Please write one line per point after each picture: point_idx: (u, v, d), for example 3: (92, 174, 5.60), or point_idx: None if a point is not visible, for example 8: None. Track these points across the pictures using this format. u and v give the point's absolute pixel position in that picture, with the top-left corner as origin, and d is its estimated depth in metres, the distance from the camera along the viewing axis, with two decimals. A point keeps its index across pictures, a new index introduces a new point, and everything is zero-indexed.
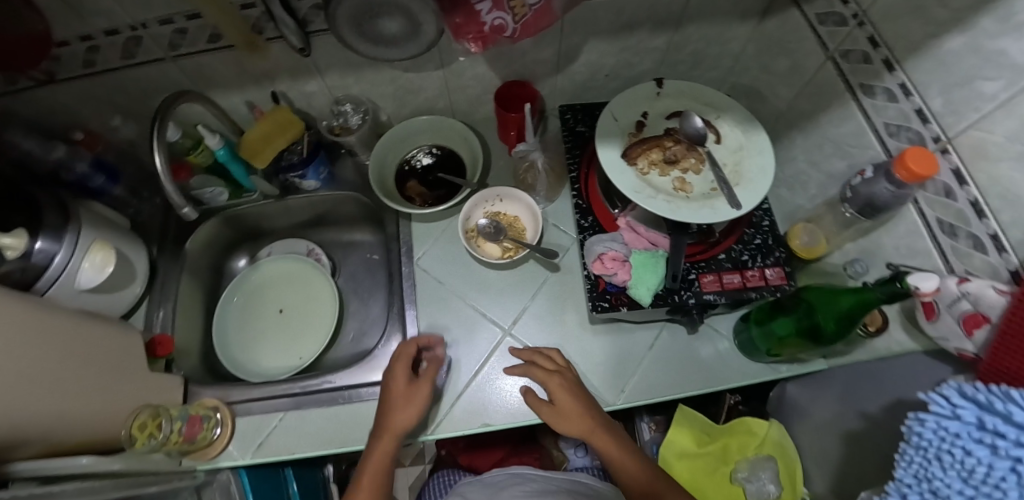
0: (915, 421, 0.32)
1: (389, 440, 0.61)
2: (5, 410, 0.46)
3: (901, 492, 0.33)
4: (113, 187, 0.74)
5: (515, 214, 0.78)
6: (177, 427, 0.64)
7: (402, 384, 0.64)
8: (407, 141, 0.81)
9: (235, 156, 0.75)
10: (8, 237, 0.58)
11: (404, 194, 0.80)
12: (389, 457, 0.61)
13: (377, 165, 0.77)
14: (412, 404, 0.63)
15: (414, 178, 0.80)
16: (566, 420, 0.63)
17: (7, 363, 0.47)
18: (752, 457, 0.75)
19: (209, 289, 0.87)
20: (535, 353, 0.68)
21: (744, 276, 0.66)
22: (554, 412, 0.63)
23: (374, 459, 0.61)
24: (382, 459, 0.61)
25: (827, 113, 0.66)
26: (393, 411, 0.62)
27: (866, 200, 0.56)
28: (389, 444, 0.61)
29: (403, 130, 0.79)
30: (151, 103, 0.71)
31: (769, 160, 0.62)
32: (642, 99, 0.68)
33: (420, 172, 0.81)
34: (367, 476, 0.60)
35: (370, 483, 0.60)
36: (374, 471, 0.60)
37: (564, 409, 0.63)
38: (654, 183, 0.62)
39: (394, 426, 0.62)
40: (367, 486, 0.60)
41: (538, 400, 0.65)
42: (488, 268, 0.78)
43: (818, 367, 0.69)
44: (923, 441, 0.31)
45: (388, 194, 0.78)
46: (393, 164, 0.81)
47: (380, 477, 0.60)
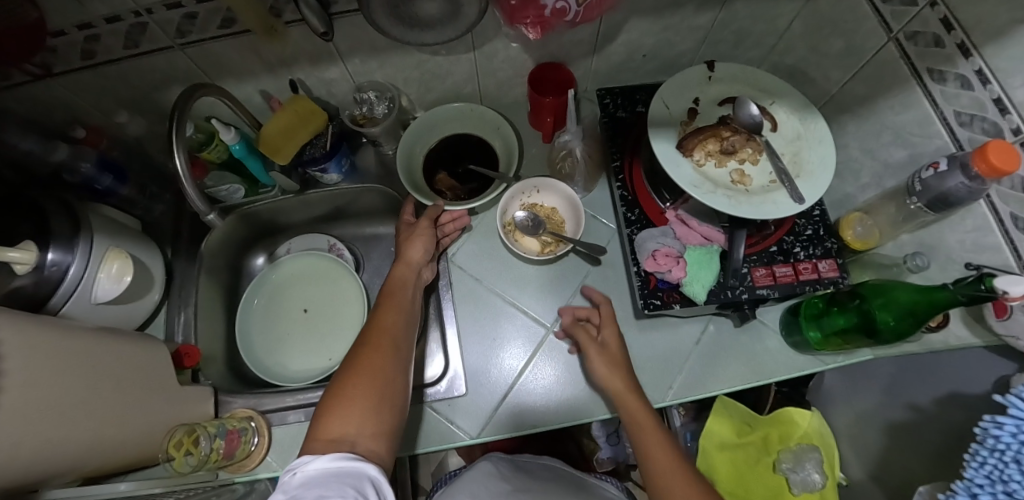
0: (995, 425, 0.38)
1: (404, 273, 0.65)
2: (36, 452, 0.44)
3: (970, 490, 0.39)
4: (122, 187, 0.71)
5: (553, 205, 0.74)
6: (216, 444, 0.62)
7: (405, 226, 0.71)
8: (434, 130, 0.76)
9: (252, 150, 0.70)
10: (16, 252, 0.55)
11: (435, 188, 0.75)
12: (404, 284, 0.64)
13: (405, 157, 0.73)
14: (416, 239, 0.68)
15: (443, 169, 0.76)
16: (609, 364, 0.61)
17: (31, 400, 0.43)
18: (796, 447, 0.79)
19: (228, 289, 0.84)
20: (606, 302, 0.68)
21: (796, 269, 0.64)
22: (603, 354, 0.62)
23: (395, 293, 0.62)
24: (399, 288, 0.63)
25: (886, 98, 0.64)
26: (405, 245, 0.68)
27: (937, 195, 0.54)
28: (403, 274, 0.65)
29: (434, 116, 0.74)
30: (157, 96, 0.66)
31: (830, 150, 0.59)
32: (694, 83, 0.64)
33: (449, 162, 0.76)
34: (387, 299, 0.61)
35: (395, 305, 0.60)
36: (393, 297, 0.61)
37: (614, 356, 0.62)
38: (710, 176, 0.59)
39: (406, 259, 0.67)
40: (391, 307, 0.60)
41: (589, 335, 0.65)
42: (525, 263, 0.75)
43: (862, 358, 0.66)
44: (1003, 445, 0.37)
45: (418, 188, 0.73)
46: (421, 153, 0.75)
47: (400, 300, 0.61)
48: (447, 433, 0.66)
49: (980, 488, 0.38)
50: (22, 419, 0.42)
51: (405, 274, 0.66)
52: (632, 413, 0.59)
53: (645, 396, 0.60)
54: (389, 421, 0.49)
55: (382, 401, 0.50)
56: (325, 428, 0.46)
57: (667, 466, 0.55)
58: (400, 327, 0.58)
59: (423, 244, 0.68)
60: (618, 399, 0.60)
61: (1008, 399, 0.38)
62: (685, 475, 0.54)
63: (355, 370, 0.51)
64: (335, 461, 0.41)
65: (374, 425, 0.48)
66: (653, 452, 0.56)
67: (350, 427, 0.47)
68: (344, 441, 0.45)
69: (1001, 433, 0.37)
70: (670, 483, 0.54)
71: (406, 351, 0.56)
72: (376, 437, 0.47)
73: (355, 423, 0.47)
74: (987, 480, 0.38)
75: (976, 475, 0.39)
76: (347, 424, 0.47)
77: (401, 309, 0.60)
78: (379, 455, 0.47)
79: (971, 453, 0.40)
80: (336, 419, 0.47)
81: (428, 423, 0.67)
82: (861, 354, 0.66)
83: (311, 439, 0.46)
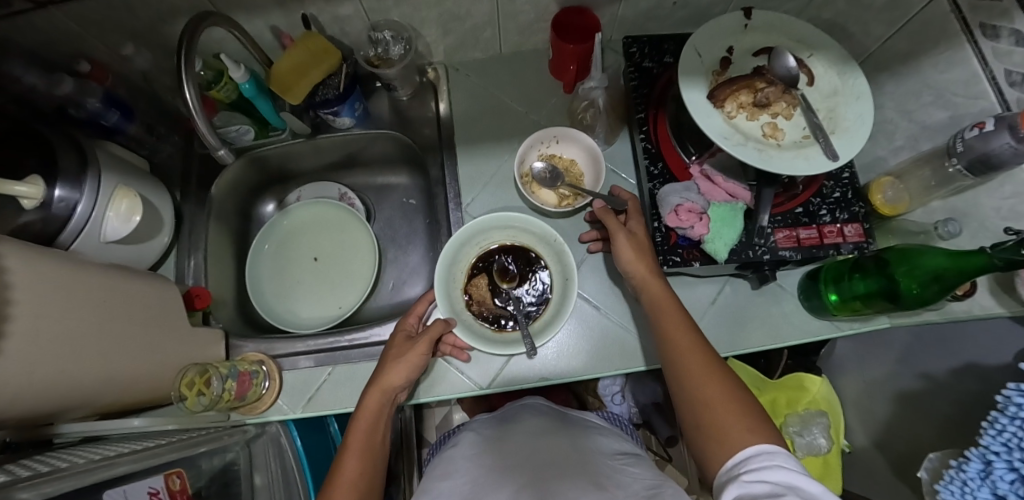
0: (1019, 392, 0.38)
1: (378, 399, 0.57)
2: (45, 382, 0.45)
3: (984, 457, 0.41)
4: (129, 125, 0.69)
5: (571, 158, 0.71)
6: (228, 385, 0.63)
7: (403, 340, 0.62)
8: (508, 227, 0.70)
9: (261, 89, 0.68)
10: (23, 186, 0.53)
11: (467, 289, 0.70)
12: (378, 416, 0.57)
13: (459, 244, 0.69)
14: (405, 360, 0.59)
15: (486, 274, 0.70)
16: (637, 251, 0.59)
17: (36, 333, 0.43)
18: (802, 412, 0.82)
19: (238, 235, 0.83)
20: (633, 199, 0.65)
21: (821, 232, 0.62)
22: (631, 240, 0.60)
23: (360, 428, 0.56)
24: (370, 422, 0.56)
25: (931, 55, 0.61)
26: (386, 364, 0.59)
27: (980, 156, 0.52)
28: (375, 404, 0.57)
29: (517, 220, 0.69)
30: (163, 28, 0.63)
31: (868, 107, 0.56)
32: (728, 32, 0.61)
33: (495, 271, 0.70)
34: (355, 435, 0.55)
35: (358, 448, 0.54)
36: (361, 439, 0.55)
37: (642, 242, 0.59)
38: (742, 129, 0.56)
39: (382, 382, 0.58)
40: (356, 451, 0.54)
41: (617, 221, 0.62)
42: (558, 217, 0.73)
43: (879, 325, 0.64)
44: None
45: (448, 291, 0.68)
46: (476, 247, 0.71)
47: (365, 438, 0.55)
48: (456, 383, 0.67)
49: (995, 455, 0.40)
50: (28, 351, 0.43)
51: (381, 401, 0.57)
52: (653, 297, 0.56)
53: (669, 287, 0.57)
54: None
55: None
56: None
57: (688, 350, 0.51)
58: (365, 481, 0.53)
59: (407, 367, 0.59)
60: (641, 283, 0.58)
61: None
62: (702, 351, 0.51)
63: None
64: None
65: None
66: (677, 336, 0.53)
67: None
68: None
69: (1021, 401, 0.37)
70: (688, 363, 0.50)
71: None
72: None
73: None
74: (1003, 447, 0.39)
75: (992, 442, 0.40)
76: None
77: (371, 458, 0.54)
78: None
79: (990, 421, 0.41)
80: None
81: (437, 371, 0.67)
82: (878, 321, 0.65)
83: None
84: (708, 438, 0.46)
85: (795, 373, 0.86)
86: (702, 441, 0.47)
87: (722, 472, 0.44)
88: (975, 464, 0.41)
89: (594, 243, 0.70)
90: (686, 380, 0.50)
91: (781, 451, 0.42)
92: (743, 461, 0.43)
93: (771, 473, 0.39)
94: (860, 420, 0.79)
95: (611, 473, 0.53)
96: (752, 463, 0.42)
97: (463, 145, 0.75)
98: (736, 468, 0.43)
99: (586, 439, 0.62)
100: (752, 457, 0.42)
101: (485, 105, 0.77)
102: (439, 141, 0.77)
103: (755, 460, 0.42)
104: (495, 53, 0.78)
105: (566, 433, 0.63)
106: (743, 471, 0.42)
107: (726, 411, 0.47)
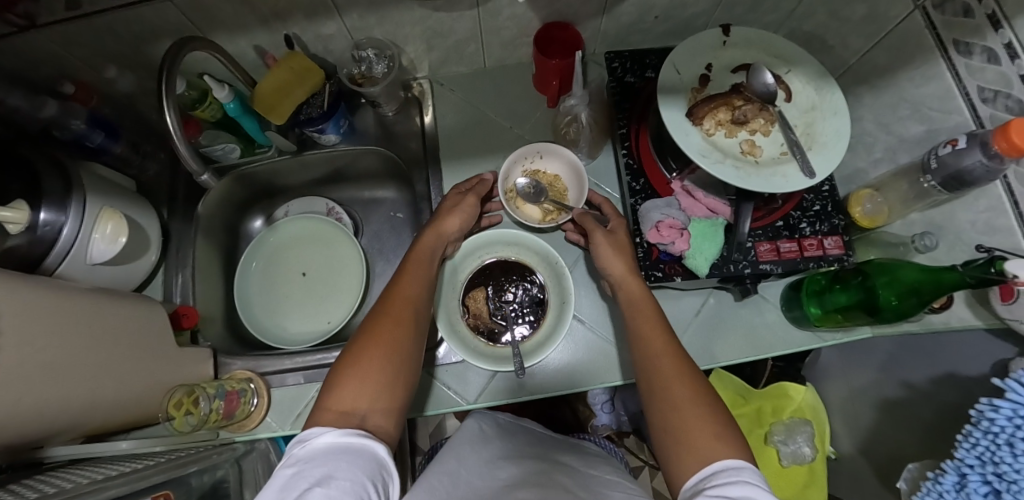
0: (989, 408, 0.38)
1: (432, 240, 0.61)
2: (30, 411, 0.45)
3: (960, 470, 0.41)
4: (114, 145, 0.70)
5: (554, 173, 0.72)
6: (215, 405, 0.63)
7: (454, 195, 0.66)
8: (512, 244, 0.71)
9: (246, 108, 0.68)
10: (7, 211, 0.53)
11: (465, 301, 0.69)
12: (430, 253, 0.60)
13: (463, 254, 0.70)
14: (459, 210, 0.64)
15: (483, 289, 0.70)
16: (617, 252, 0.60)
17: (24, 361, 0.44)
18: (788, 420, 0.83)
19: (227, 251, 0.84)
20: (607, 203, 0.68)
21: (801, 245, 0.63)
22: (613, 241, 0.60)
23: (419, 262, 0.58)
24: (426, 257, 0.59)
25: (908, 69, 0.62)
26: (443, 214, 0.64)
27: (953, 173, 0.53)
28: (431, 243, 0.61)
29: (521, 238, 0.70)
30: (146, 50, 0.64)
31: (844, 122, 0.57)
32: (707, 48, 0.62)
33: (493, 287, 0.70)
34: (412, 266, 0.58)
35: (416, 276, 0.56)
36: (416, 267, 0.58)
37: (624, 246, 0.60)
38: (720, 145, 0.57)
39: (440, 227, 0.62)
40: (413, 277, 0.56)
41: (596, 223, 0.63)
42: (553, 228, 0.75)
43: (860, 335, 0.65)
44: (996, 427, 0.38)
45: (446, 303, 0.68)
46: (478, 260, 0.71)
47: (422, 272, 0.57)
48: (440, 398, 0.67)
49: (970, 468, 0.40)
50: (12, 381, 0.43)
51: (434, 241, 0.61)
52: (631, 296, 0.57)
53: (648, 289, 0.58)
54: (401, 400, 0.47)
55: (396, 380, 0.47)
56: (337, 398, 0.44)
57: (660, 352, 0.52)
58: (421, 302, 0.54)
59: (461, 217, 0.64)
60: (620, 282, 0.59)
61: (1004, 383, 0.38)
62: (676, 353, 0.51)
63: (373, 338, 0.48)
64: (345, 436, 0.40)
65: (384, 401, 0.45)
66: (650, 334, 0.53)
67: (362, 400, 0.44)
68: (354, 415, 0.43)
69: (993, 416, 0.38)
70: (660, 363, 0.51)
71: (424, 327, 0.53)
72: (386, 415, 0.45)
73: (368, 397, 0.45)
74: (978, 460, 0.40)
75: (967, 455, 0.41)
76: (360, 396, 0.45)
77: (423, 281, 0.57)
78: (387, 434, 0.44)
79: (964, 435, 0.42)
80: (348, 384, 0.45)
81: (423, 386, 0.67)
82: (859, 332, 0.65)
83: (319, 407, 0.44)
84: (676, 448, 0.46)
85: (781, 381, 0.87)
86: (671, 453, 0.46)
87: (687, 486, 0.43)
88: (952, 476, 0.42)
89: (572, 232, 0.71)
90: (656, 377, 0.50)
91: (748, 466, 0.41)
92: (709, 475, 0.42)
93: (736, 488, 0.38)
94: (846, 428, 0.80)
95: (599, 486, 0.53)
96: (718, 478, 0.41)
97: (449, 159, 0.76)
98: (700, 484, 0.42)
99: (575, 464, 0.60)
100: (717, 472, 0.42)
101: (470, 120, 0.77)
102: (425, 155, 0.77)
103: (720, 475, 0.41)
104: (480, 67, 0.79)
105: (551, 454, 0.62)
106: (707, 486, 0.41)
107: (696, 413, 0.46)
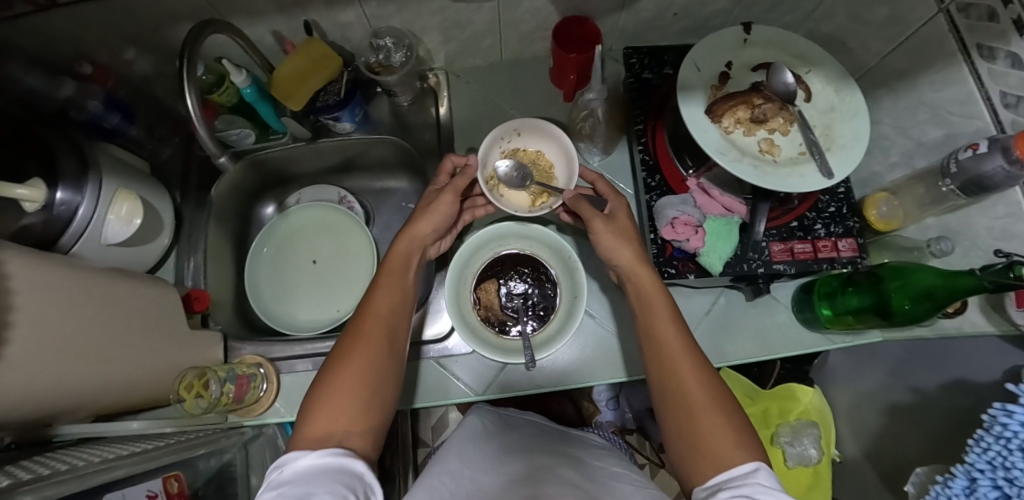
0: (1003, 413, 0.38)
1: (403, 249, 0.57)
2: (46, 388, 0.45)
3: (970, 475, 0.41)
4: (130, 127, 0.70)
5: (535, 152, 0.68)
6: (226, 388, 0.63)
7: (429, 194, 0.62)
8: (524, 237, 0.71)
9: (262, 94, 0.68)
10: (23, 189, 0.53)
11: (477, 294, 0.69)
12: (405, 260, 0.57)
13: (475, 245, 0.69)
14: (434, 211, 0.59)
15: (495, 281, 0.70)
16: (618, 235, 0.57)
17: (40, 337, 0.44)
18: (794, 422, 0.83)
19: (239, 236, 0.84)
20: (601, 180, 0.64)
21: (815, 246, 0.63)
22: (611, 224, 0.57)
23: (394, 271, 0.56)
24: (401, 264, 0.56)
25: (928, 73, 0.61)
26: (417, 215, 0.59)
27: (973, 179, 0.53)
28: (405, 250, 0.57)
29: (534, 231, 0.70)
30: (165, 33, 0.64)
31: (864, 124, 0.57)
32: (727, 46, 0.61)
33: (504, 280, 0.70)
34: (386, 276, 0.55)
35: (392, 287, 0.54)
36: (391, 276, 0.55)
37: (624, 230, 0.57)
38: (738, 143, 0.57)
39: (413, 230, 0.58)
40: (387, 288, 0.54)
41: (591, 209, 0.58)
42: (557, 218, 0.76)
43: (870, 339, 0.65)
44: (1009, 432, 0.38)
45: (458, 295, 0.67)
46: (492, 252, 0.70)
47: (398, 281, 0.55)
48: (449, 388, 0.67)
49: (980, 472, 0.40)
50: (27, 357, 0.43)
51: (409, 247, 0.58)
52: (642, 287, 0.54)
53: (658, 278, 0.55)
54: (379, 418, 0.47)
55: (373, 401, 0.47)
56: (310, 426, 0.43)
57: (675, 352, 0.49)
58: (395, 316, 0.53)
59: (438, 217, 0.59)
60: (628, 272, 0.55)
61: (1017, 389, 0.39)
62: (689, 357, 0.49)
63: (346, 364, 0.47)
64: (322, 458, 0.39)
65: (362, 422, 0.45)
66: (661, 334, 0.51)
67: (338, 423, 0.44)
68: (331, 439, 0.42)
69: (1007, 420, 0.38)
70: (675, 366, 0.48)
71: (401, 342, 0.52)
72: (365, 437, 0.45)
73: (344, 419, 0.44)
74: (988, 465, 0.39)
75: (977, 460, 0.40)
76: (336, 418, 0.44)
77: (399, 291, 0.54)
78: (366, 456, 0.44)
79: (975, 439, 0.41)
80: (321, 416, 0.44)
81: (433, 376, 0.68)
82: (869, 335, 0.66)
83: (297, 430, 0.44)
84: (691, 453, 0.45)
85: (788, 382, 0.87)
86: (684, 454, 0.46)
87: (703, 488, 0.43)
88: (960, 480, 0.42)
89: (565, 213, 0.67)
90: (670, 386, 0.48)
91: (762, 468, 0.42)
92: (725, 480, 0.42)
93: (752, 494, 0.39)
94: (853, 431, 0.80)
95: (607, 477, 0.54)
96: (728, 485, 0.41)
97: (463, 151, 0.76)
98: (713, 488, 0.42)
99: (579, 454, 0.61)
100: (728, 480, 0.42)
101: (485, 112, 0.77)
102: (439, 146, 0.77)
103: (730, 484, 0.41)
104: (496, 60, 0.78)
105: (558, 446, 0.63)
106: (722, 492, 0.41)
107: (709, 412, 0.46)
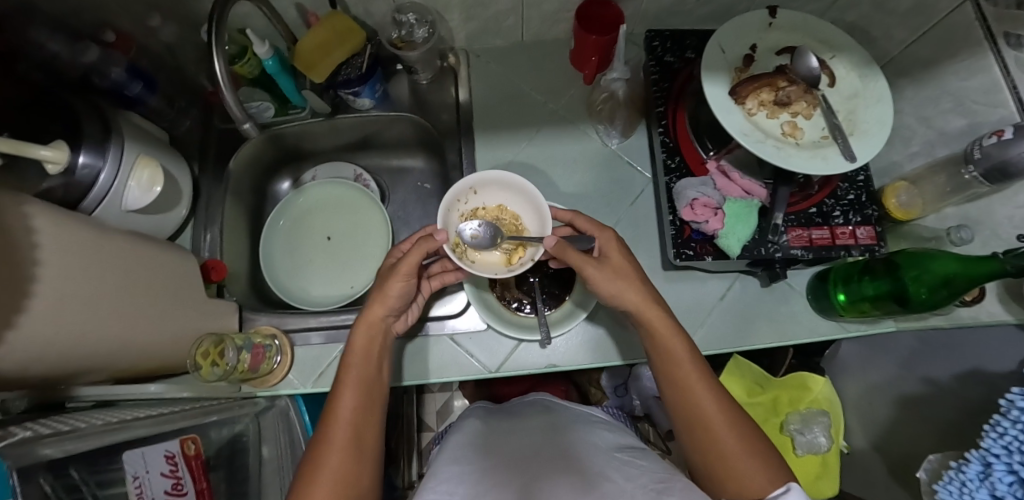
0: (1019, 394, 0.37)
1: (364, 334, 0.54)
2: (70, 343, 0.46)
3: (985, 460, 0.40)
4: (151, 97, 0.71)
5: (497, 205, 0.62)
6: (242, 356, 0.64)
7: (384, 273, 0.57)
8: None
9: (284, 67, 0.69)
10: (47, 150, 0.53)
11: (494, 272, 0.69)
12: (370, 345, 0.54)
13: None
14: (388, 295, 0.55)
15: None
16: (616, 278, 0.54)
17: (66, 292, 0.45)
18: (804, 411, 0.83)
19: (254, 211, 0.84)
20: (572, 215, 0.61)
21: (833, 232, 0.62)
22: (604, 269, 0.54)
23: (356, 360, 0.52)
24: (364, 350, 0.53)
25: (953, 62, 0.61)
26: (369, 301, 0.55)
27: (997, 164, 0.52)
28: (364, 337, 0.54)
29: None
30: (189, 2, 0.64)
31: (888, 111, 0.56)
32: (752, 30, 0.61)
33: None
34: (349, 368, 0.52)
35: (357, 377, 0.51)
36: (357, 364, 0.52)
37: (621, 266, 0.54)
38: (761, 126, 0.56)
39: (367, 316, 0.55)
40: (351, 382, 0.50)
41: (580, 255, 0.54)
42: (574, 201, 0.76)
43: (885, 328, 0.65)
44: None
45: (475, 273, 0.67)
46: None
47: (363, 370, 0.52)
48: (462, 364, 0.68)
49: (995, 457, 0.39)
50: (52, 311, 0.43)
51: (368, 334, 0.54)
52: (652, 324, 0.52)
53: (666, 308, 0.54)
54: None
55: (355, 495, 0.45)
56: None
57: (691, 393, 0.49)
58: (364, 406, 0.49)
59: (391, 299, 0.55)
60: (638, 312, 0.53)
61: None
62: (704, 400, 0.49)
63: (320, 466, 0.45)
64: None
65: None
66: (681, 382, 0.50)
67: None
68: None
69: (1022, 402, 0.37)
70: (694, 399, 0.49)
71: (373, 432, 0.49)
72: None
73: None
74: (1004, 450, 0.38)
75: (993, 444, 0.39)
76: None
77: (366, 379, 0.51)
78: None
79: (991, 424, 0.40)
80: None
81: (447, 351, 0.68)
82: (884, 324, 0.65)
83: None
84: (717, 478, 0.46)
85: (799, 372, 0.87)
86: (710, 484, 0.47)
87: None
88: (975, 465, 0.40)
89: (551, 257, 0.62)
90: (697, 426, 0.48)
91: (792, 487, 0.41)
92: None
93: None
94: (861, 420, 0.80)
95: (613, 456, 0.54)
96: None
97: (481, 131, 0.76)
98: None
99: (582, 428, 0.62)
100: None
101: (504, 93, 0.77)
102: (458, 126, 0.77)
103: None
104: (517, 41, 0.78)
105: (555, 422, 0.64)
106: None
107: (730, 439, 0.46)
